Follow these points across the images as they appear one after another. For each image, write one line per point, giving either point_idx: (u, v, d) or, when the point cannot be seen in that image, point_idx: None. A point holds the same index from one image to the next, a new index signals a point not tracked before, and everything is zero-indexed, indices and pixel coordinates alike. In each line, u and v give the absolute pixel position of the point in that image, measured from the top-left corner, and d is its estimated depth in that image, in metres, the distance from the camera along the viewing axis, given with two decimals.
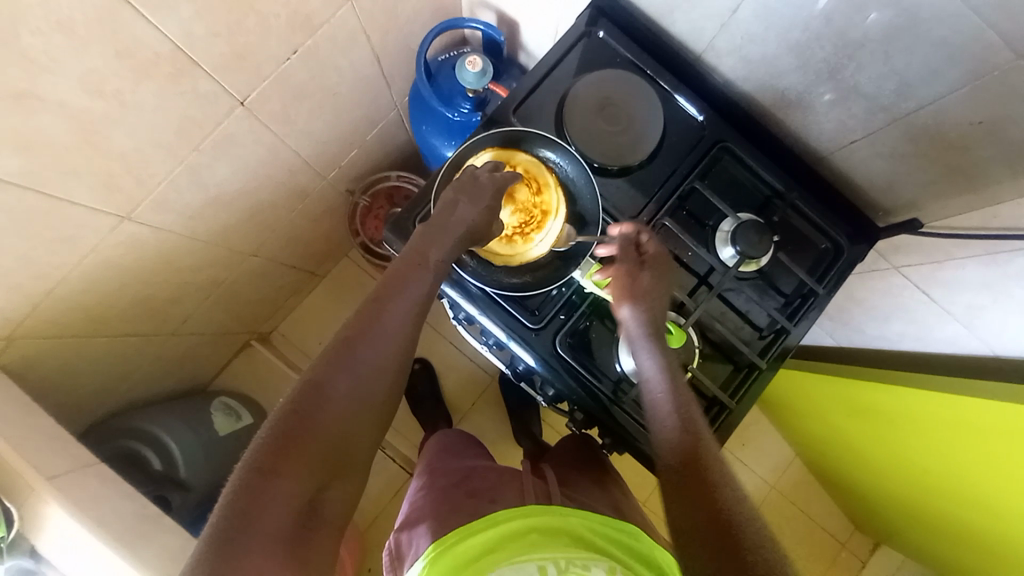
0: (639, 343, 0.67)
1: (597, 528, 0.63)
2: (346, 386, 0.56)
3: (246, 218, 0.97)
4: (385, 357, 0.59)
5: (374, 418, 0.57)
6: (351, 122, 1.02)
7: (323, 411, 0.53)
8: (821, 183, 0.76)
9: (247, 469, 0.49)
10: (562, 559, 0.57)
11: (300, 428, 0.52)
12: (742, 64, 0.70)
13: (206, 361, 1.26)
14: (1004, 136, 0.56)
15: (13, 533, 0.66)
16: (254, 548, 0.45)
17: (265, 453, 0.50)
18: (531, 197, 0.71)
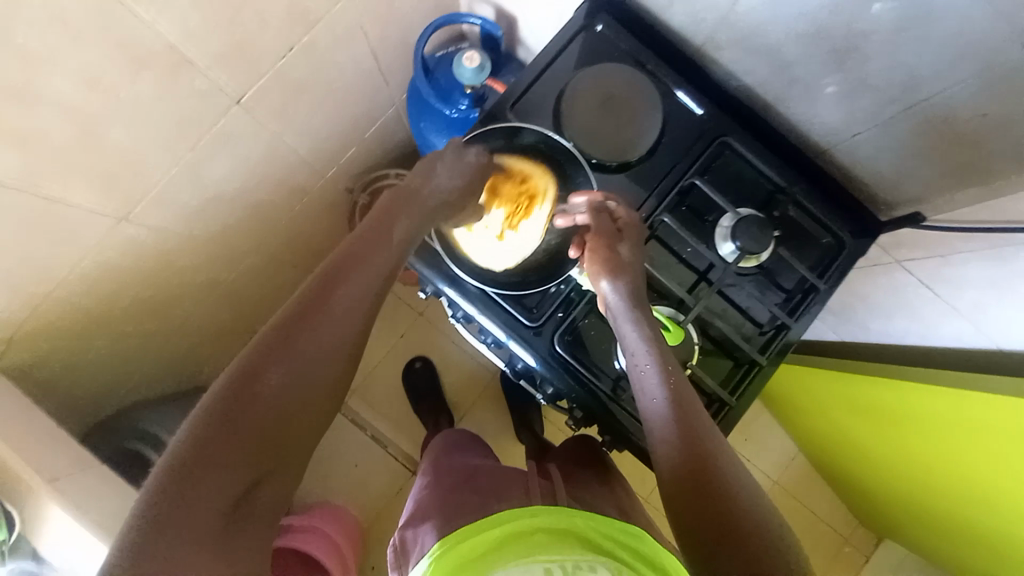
0: (624, 317, 0.67)
1: (605, 531, 0.62)
2: (292, 370, 0.51)
3: (245, 218, 0.97)
4: (339, 339, 0.55)
5: (325, 407, 0.54)
6: (350, 119, 1.02)
7: (263, 395, 0.49)
8: (823, 177, 0.75)
9: (174, 456, 0.45)
10: (567, 561, 0.55)
11: (235, 413, 0.48)
12: (744, 56, 0.69)
13: (207, 359, 1.26)
14: (1013, 129, 0.54)
15: (15, 536, 0.67)
16: (179, 541, 0.42)
17: (195, 438, 0.46)
18: (517, 187, 0.72)
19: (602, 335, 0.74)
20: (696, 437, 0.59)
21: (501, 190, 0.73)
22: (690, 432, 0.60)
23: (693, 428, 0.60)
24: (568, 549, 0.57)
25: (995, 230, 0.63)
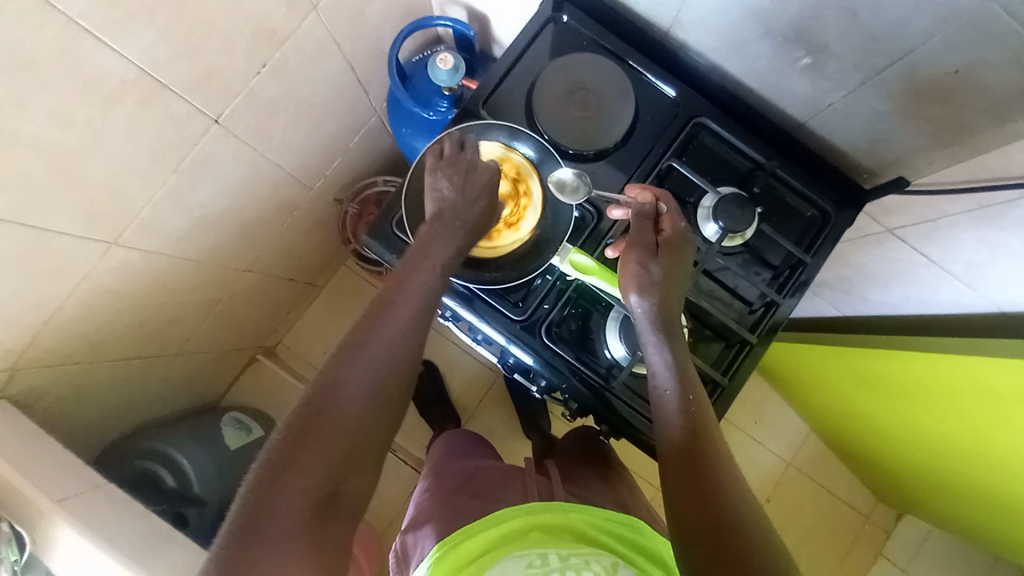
0: (648, 335, 0.63)
1: (600, 525, 0.63)
2: (355, 383, 0.55)
3: (236, 236, 0.98)
4: (393, 351, 0.58)
5: (381, 416, 0.55)
6: (331, 130, 1.03)
7: (332, 406, 0.54)
8: (803, 149, 0.74)
9: (264, 466, 0.50)
10: (562, 552, 0.57)
11: (310, 425, 0.52)
12: (710, 36, 0.69)
13: (213, 378, 1.28)
14: (983, 83, 0.54)
15: (27, 555, 0.68)
16: (272, 541, 0.46)
17: (279, 449, 0.51)
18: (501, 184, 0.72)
19: (590, 326, 0.74)
20: (699, 420, 0.58)
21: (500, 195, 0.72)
22: (695, 418, 0.58)
23: (699, 417, 0.58)
24: (565, 544, 0.59)
25: (988, 184, 0.62)
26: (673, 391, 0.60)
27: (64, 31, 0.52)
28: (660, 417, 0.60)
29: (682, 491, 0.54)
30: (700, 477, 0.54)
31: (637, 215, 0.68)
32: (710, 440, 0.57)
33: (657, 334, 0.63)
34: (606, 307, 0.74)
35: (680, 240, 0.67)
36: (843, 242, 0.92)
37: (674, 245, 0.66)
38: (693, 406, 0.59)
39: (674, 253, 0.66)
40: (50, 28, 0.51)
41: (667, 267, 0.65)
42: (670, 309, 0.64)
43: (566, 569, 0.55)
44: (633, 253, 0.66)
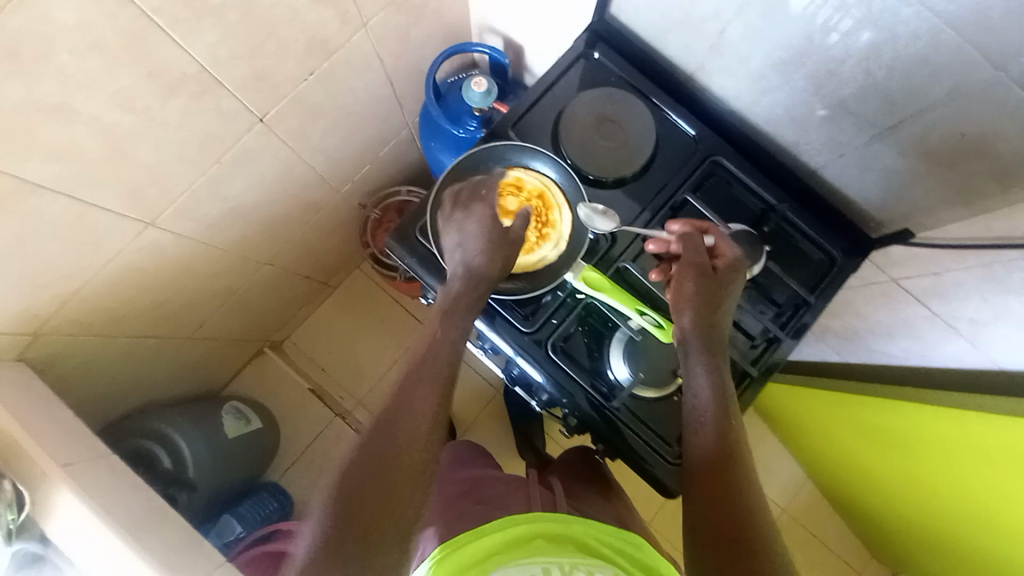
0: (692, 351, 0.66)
1: (602, 537, 0.63)
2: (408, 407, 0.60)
3: (263, 227, 1.02)
4: (439, 374, 0.63)
5: (424, 451, 0.59)
6: (364, 138, 1.08)
7: (389, 431, 0.58)
8: (813, 196, 0.77)
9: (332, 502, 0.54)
10: (568, 567, 0.58)
11: (374, 455, 0.57)
12: (730, 83, 0.73)
13: (220, 366, 1.31)
14: (990, 147, 0.57)
15: (25, 516, 0.69)
16: (345, 562, 0.51)
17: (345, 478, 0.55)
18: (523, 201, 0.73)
19: (596, 344, 0.75)
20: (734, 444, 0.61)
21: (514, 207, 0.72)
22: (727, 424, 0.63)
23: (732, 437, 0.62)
24: (568, 557, 0.59)
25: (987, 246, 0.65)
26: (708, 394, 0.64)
27: (138, 25, 0.56)
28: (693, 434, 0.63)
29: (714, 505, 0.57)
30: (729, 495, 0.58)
31: (686, 236, 0.71)
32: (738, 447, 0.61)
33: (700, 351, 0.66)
34: (614, 326, 0.75)
35: (728, 267, 0.70)
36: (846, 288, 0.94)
37: (720, 272, 0.69)
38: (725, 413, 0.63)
39: (716, 278, 0.69)
40: (127, 21, 0.55)
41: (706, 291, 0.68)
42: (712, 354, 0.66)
43: None
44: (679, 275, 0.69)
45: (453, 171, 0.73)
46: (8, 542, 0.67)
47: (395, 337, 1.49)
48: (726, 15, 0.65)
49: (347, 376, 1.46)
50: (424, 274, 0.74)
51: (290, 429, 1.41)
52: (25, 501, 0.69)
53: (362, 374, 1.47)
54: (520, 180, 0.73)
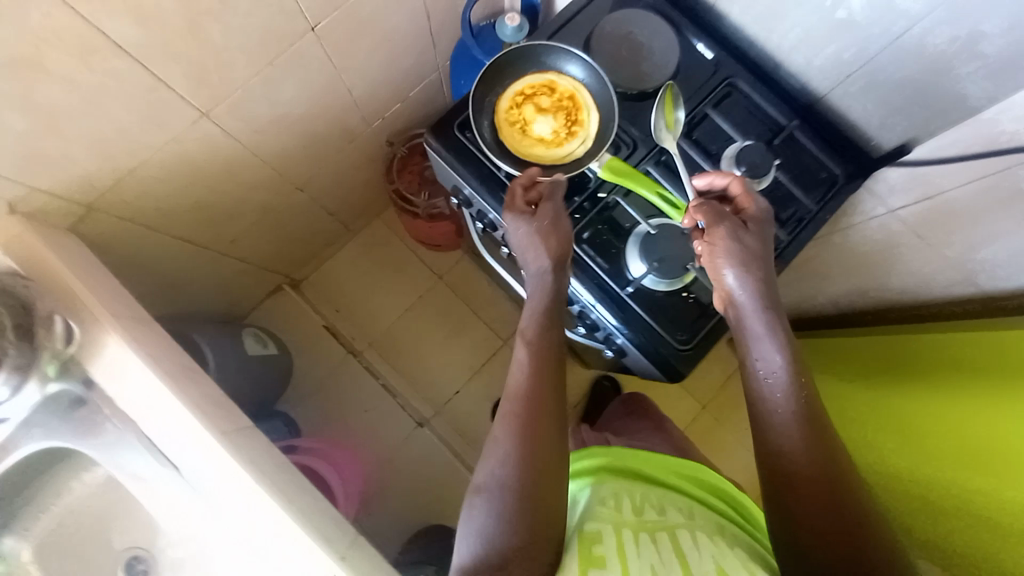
0: (753, 313, 0.68)
1: (667, 478, 0.75)
2: (525, 415, 0.65)
3: (301, 146, 1.08)
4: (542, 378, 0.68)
5: (554, 464, 0.63)
6: (400, 73, 1.14)
7: (523, 441, 0.63)
8: (820, 119, 0.84)
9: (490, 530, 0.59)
10: (637, 496, 0.70)
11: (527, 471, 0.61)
12: (746, 8, 0.80)
13: (243, 293, 1.35)
14: (981, 48, 0.63)
15: (70, 356, 0.74)
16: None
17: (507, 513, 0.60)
18: (554, 102, 0.78)
19: (614, 241, 0.80)
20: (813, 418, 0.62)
21: (545, 106, 0.78)
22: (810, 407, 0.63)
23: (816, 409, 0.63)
24: (636, 494, 0.70)
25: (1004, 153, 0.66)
26: (783, 375, 0.65)
27: None
28: (776, 433, 0.63)
29: (816, 514, 0.58)
30: (833, 499, 0.58)
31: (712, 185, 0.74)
32: (823, 429, 0.62)
33: (765, 311, 0.68)
34: (630, 228, 0.81)
35: (759, 221, 0.71)
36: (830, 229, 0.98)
37: (755, 220, 0.71)
38: (809, 405, 0.63)
39: (756, 226, 0.71)
40: None
41: (756, 241, 0.70)
42: (767, 285, 0.69)
43: (644, 509, 0.68)
44: (723, 231, 0.69)
45: (493, 68, 0.78)
46: (48, 382, 0.73)
47: (411, 283, 1.54)
48: None
49: (362, 317, 1.51)
50: (459, 166, 0.79)
51: (305, 363, 1.46)
52: (73, 339, 0.74)
53: (376, 317, 1.52)
54: (557, 82, 0.79)
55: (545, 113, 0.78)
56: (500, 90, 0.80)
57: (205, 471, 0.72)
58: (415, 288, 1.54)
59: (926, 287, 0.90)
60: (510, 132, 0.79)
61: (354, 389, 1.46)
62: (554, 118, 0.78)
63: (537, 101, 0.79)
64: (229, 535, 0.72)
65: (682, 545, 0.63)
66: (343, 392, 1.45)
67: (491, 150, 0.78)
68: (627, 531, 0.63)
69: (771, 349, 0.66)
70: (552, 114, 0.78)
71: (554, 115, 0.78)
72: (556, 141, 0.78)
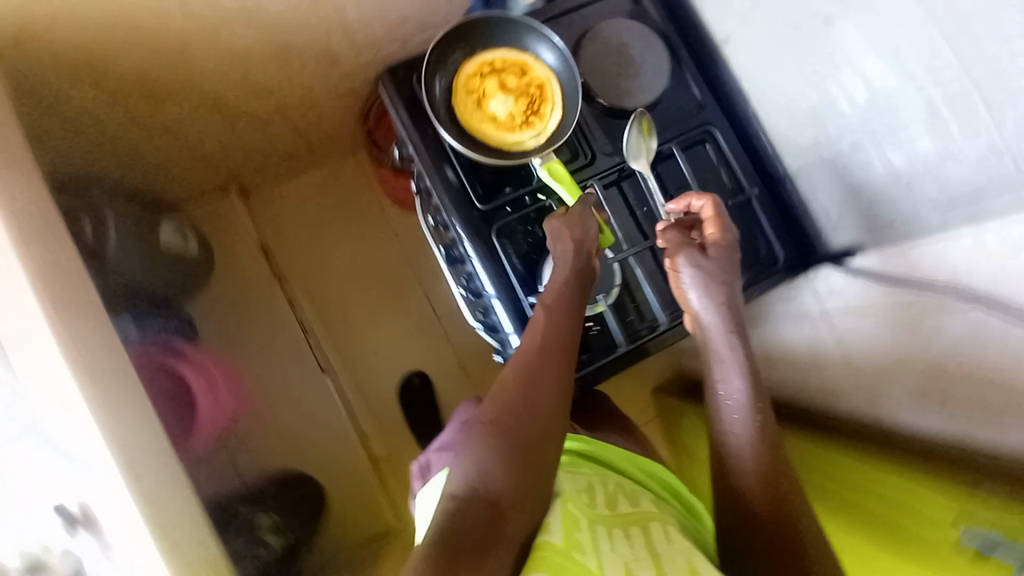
0: (723, 349, 0.67)
1: (645, 470, 0.75)
2: (540, 382, 0.62)
3: (274, 51, 1.00)
4: (560, 342, 0.65)
5: (552, 438, 0.61)
6: (405, 14, 1.07)
7: (531, 403, 0.61)
8: (782, 196, 0.81)
9: (486, 463, 0.57)
10: (614, 487, 0.68)
11: (519, 427, 0.59)
12: (747, 61, 0.78)
13: (184, 183, 1.28)
14: (942, 171, 0.60)
15: None
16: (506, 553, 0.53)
17: (495, 471, 0.57)
18: (518, 84, 0.74)
19: (536, 246, 0.76)
20: (776, 467, 0.62)
21: (508, 86, 0.74)
22: (776, 466, 0.63)
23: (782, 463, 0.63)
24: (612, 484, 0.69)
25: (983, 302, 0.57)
26: (745, 416, 0.64)
27: None
28: (735, 463, 0.64)
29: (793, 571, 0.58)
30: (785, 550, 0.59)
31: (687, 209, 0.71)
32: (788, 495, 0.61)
33: (743, 353, 0.65)
34: None
35: (727, 247, 0.69)
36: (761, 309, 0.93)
37: (725, 249, 0.69)
38: (777, 459, 0.63)
39: (726, 256, 0.69)
40: None
41: (722, 267, 0.68)
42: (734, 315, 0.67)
43: (615, 495, 0.67)
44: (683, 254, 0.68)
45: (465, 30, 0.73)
46: None
47: (364, 232, 1.48)
48: None
49: (302, 248, 1.46)
50: (405, 118, 0.75)
51: (227, 274, 1.40)
52: None
53: (316, 253, 1.46)
54: (533, 67, 0.75)
55: (506, 93, 0.74)
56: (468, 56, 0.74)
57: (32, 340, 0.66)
58: (366, 238, 1.48)
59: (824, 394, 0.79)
60: (465, 102, 0.74)
61: (268, 316, 1.40)
62: (513, 100, 0.74)
63: (501, 79, 0.74)
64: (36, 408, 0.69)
65: (652, 533, 0.62)
66: (256, 316, 1.40)
67: (436, 111, 0.73)
68: (601, 526, 0.60)
69: (743, 391, 0.65)
70: (513, 96, 0.74)
71: (515, 98, 0.74)
72: (509, 126, 0.73)
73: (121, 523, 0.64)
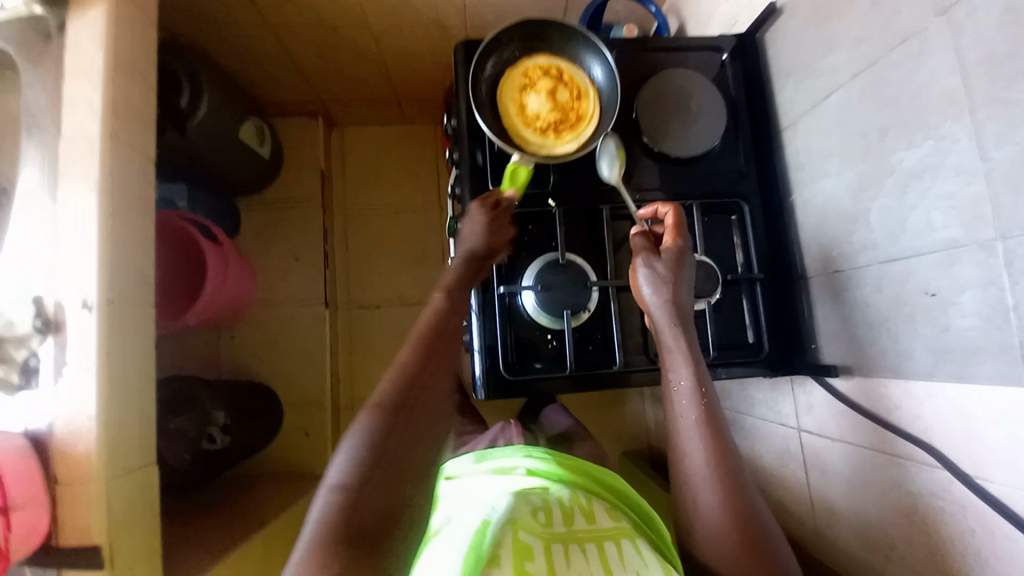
0: (682, 363, 0.62)
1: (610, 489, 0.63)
2: (435, 376, 0.57)
3: (394, 7, 1.08)
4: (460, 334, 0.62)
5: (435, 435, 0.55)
6: (517, 12, 1.13)
7: (417, 399, 0.55)
8: (790, 293, 0.77)
9: (364, 452, 0.51)
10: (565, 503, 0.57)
11: (400, 425, 0.53)
12: (801, 149, 0.75)
13: (280, 96, 1.41)
14: (946, 318, 0.55)
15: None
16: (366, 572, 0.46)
17: (361, 473, 0.50)
18: (565, 103, 0.75)
19: (530, 247, 0.77)
20: (742, 513, 0.54)
21: (556, 97, 0.75)
22: (739, 511, 0.54)
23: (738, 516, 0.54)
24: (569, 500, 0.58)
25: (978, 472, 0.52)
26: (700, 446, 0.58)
27: None
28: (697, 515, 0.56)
29: None
30: None
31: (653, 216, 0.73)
32: (752, 543, 0.53)
33: (691, 364, 0.62)
34: (551, 249, 0.77)
35: (681, 250, 0.68)
36: (744, 405, 0.92)
37: (681, 252, 0.68)
38: (737, 517, 0.54)
39: (678, 257, 0.67)
40: None
41: (673, 266, 0.67)
42: (681, 318, 0.64)
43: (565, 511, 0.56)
44: (641, 252, 0.68)
45: (568, 31, 0.76)
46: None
47: (414, 195, 1.57)
48: (839, 80, 0.68)
49: (354, 189, 1.57)
50: (462, 90, 0.79)
51: (283, 185, 1.52)
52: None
53: (364, 197, 1.56)
54: (588, 98, 0.76)
55: (550, 97, 0.75)
56: (551, 52, 0.77)
57: (71, 153, 0.72)
58: (413, 202, 1.56)
59: (793, 502, 0.81)
60: (514, 79, 0.75)
61: (301, 235, 1.50)
62: (550, 107, 0.74)
63: (557, 86, 0.75)
64: (32, 211, 0.72)
65: (609, 552, 0.51)
66: (291, 231, 1.50)
67: (490, 58, 0.75)
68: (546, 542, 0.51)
69: (689, 408, 0.60)
70: (552, 105, 0.75)
71: (552, 108, 0.74)
72: (528, 121, 0.74)
73: (80, 346, 0.69)
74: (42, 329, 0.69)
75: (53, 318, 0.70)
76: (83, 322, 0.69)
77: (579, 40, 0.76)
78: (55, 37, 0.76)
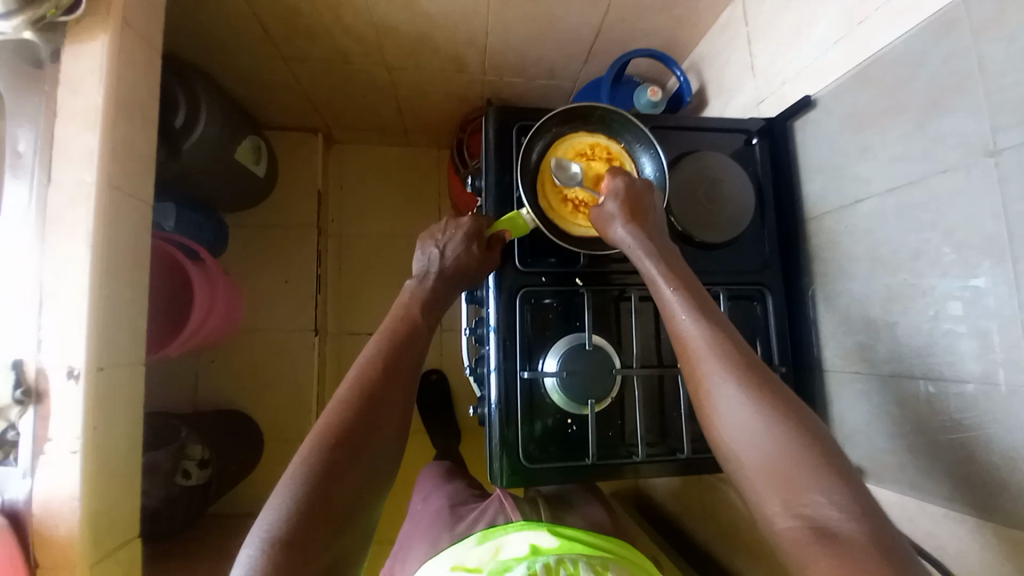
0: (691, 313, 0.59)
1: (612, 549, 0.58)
2: (386, 405, 0.61)
3: (413, 40, 1.03)
4: (409, 362, 0.66)
5: (369, 457, 0.58)
6: (539, 56, 1.10)
7: (362, 428, 0.58)
8: (807, 384, 0.79)
9: (301, 489, 0.53)
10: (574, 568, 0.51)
11: (341, 452, 0.56)
12: (826, 246, 0.75)
13: (279, 112, 1.34)
14: (979, 451, 0.56)
15: (62, 20, 0.67)
16: None
17: (300, 500, 0.52)
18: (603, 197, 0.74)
19: (553, 325, 0.76)
20: (784, 438, 0.49)
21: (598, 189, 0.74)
22: (783, 436, 0.49)
23: (784, 439, 0.49)
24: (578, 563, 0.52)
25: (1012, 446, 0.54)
26: (731, 383, 0.53)
27: None
28: (747, 449, 0.50)
29: None
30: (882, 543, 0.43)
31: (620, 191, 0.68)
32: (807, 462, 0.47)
33: (697, 305, 0.59)
34: (578, 328, 0.76)
35: (645, 210, 0.67)
36: None
37: (644, 214, 0.67)
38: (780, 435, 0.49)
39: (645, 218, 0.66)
40: None
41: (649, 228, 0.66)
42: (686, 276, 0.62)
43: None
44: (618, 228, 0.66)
45: (646, 137, 0.74)
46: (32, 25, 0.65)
47: (414, 221, 1.52)
48: (870, 189, 0.67)
49: (351, 211, 1.51)
50: (490, 155, 0.77)
51: (276, 203, 1.45)
52: (79, 10, 0.67)
53: (361, 220, 1.51)
54: None
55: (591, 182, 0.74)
56: (617, 142, 0.76)
57: (58, 201, 0.65)
58: (413, 227, 1.52)
59: None
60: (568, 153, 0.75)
61: (292, 257, 1.43)
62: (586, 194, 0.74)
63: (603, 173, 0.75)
64: (11, 266, 0.65)
65: None
66: (282, 252, 1.43)
67: (568, 121, 0.75)
68: None
69: (705, 347, 0.56)
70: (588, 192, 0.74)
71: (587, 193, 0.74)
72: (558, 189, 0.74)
73: (67, 419, 0.63)
74: (22, 400, 0.63)
75: (34, 386, 0.63)
76: (67, 391, 0.63)
77: (646, 146, 0.75)
78: (50, 67, 0.68)
